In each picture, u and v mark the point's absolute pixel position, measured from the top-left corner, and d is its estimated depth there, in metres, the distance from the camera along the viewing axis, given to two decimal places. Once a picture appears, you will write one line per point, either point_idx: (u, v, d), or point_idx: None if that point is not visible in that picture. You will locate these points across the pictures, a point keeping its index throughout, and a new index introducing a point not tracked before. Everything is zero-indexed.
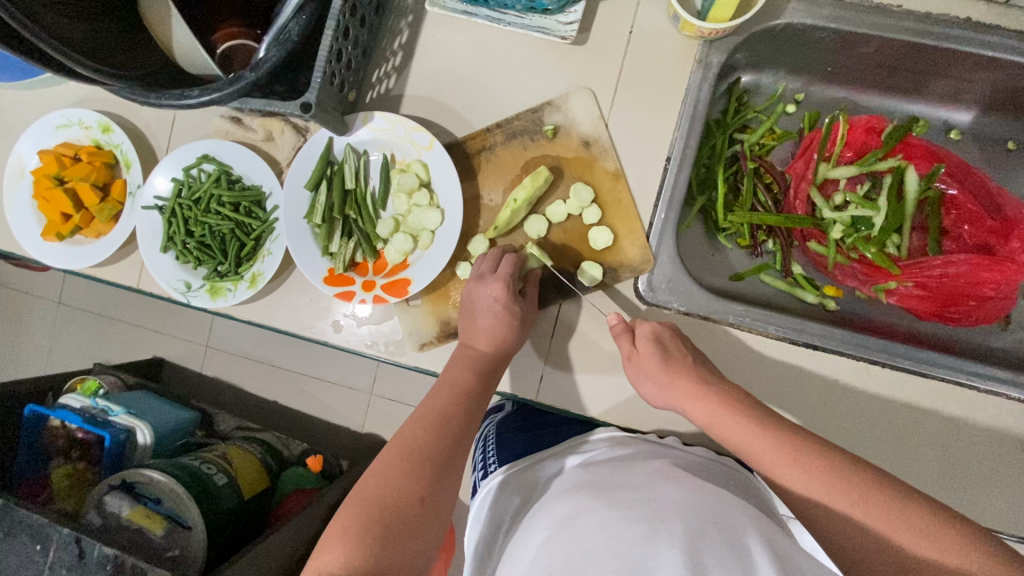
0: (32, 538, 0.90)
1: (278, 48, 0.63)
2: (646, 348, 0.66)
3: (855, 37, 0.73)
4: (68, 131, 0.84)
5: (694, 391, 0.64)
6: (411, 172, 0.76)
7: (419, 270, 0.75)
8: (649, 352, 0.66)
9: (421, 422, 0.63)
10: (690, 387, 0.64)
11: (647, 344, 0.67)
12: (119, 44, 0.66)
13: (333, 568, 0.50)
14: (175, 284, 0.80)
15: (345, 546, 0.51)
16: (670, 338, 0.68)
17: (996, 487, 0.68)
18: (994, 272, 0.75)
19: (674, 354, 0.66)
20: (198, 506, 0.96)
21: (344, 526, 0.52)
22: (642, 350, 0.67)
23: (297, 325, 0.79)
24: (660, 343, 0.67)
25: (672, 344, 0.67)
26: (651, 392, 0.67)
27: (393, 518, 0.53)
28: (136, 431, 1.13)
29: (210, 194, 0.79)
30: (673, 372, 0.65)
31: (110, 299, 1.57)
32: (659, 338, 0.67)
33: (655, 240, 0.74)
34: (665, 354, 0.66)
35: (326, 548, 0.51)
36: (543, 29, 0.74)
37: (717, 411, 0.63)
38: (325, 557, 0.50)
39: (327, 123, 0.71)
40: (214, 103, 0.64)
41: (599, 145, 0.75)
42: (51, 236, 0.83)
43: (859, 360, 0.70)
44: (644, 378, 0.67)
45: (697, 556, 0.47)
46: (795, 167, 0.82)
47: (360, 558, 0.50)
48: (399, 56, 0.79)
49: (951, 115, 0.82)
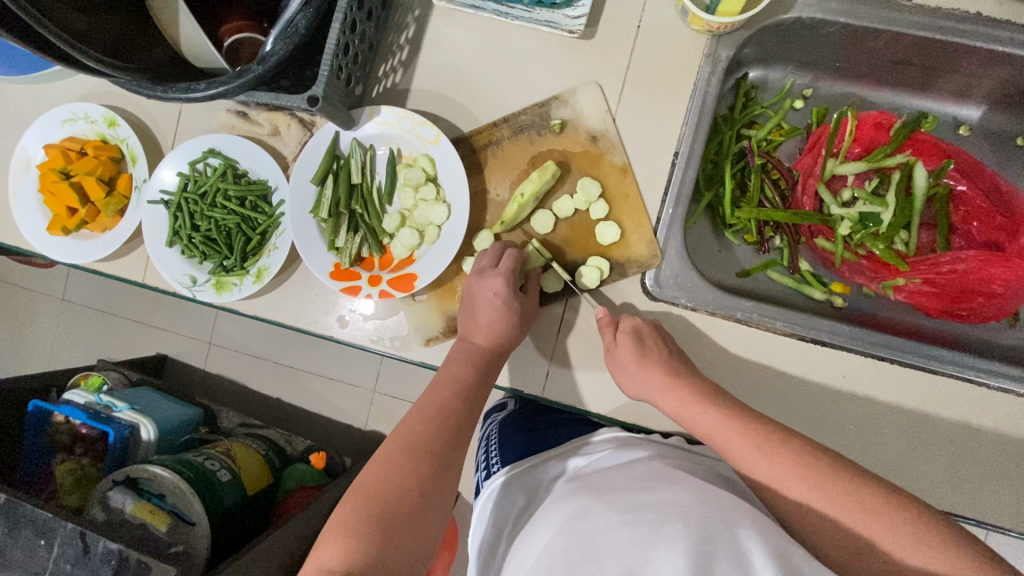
0: (36, 533, 0.90)
1: (285, 41, 0.63)
2: (625, 341, 0.66)
3: (865, 31, 0.72)
4: (74, 125, 0.84)
5: (671, 386, 0.64)
6: (417, 166, 0.75)
7: (425, 264, 0.75)
8: (626, 345, 0.66)
9: (419, 417, 0.62)
10: (665, 381, 0.64)
11: (625, 337, 0.67)
12: (126, 37, 0.65)
13: (333, 565, 0.49)
14: (180, 279, 0.79)
15: (344, 540, 0.51)
16: (650, 332, 0.67)
17: (1003, 486, 0.67)
18: (1004, 269, 0.74)
19: (651, 348, 0.66)
20: (203, 502, 0.97)
21: (344, 521, 0.52)
22: (620, 343, 0.67)
23: (302, 320, 0.79)
24: (639, 337, 0.67)
25: (651, 339, 0.67)
26: (628, 384, 0.67)
27: (391, 511, 0.53)
28: (140, 427, 1.14)
29: (216, 188, 0.79)
30: (649, 365, 0.64)
31: (114, 295, 1.57)
32: (639, 332, 0.67)
33: (662, 235, 0.74)
34: (641, 348, 0.65)
35: (328, 542, 0.51)
36: (550, 23, 0.73)
37: (688, 401, 0.63)
38: (325, 553, 0.50)
39: (334, 116, 0.70)
40: (220, 96, 0.64)
41: (606, 139, 0.74)
42: (57, 230, 0.83)
43: (867, 356, 0.70)
44: (621, 370, 0.67)
45: (701, 558, 0.46)
46: (803, 163, 0.82)
47: (357, 553, 0.50)
48: (406, 50, 0.79)
49: (960, 111, 0.81)
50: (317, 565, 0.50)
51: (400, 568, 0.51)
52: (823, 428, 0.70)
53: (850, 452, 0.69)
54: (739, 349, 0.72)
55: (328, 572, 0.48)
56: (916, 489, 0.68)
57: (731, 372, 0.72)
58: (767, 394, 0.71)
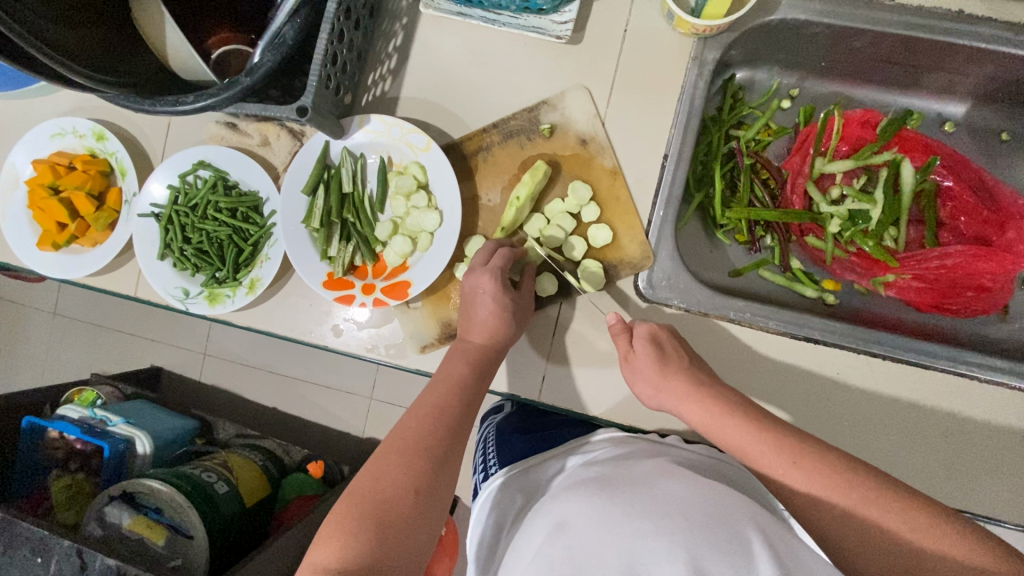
0: (32, 551, 0.90)
1: (272, 52, 0.62)
2: (644, 349, 0.66)
3: (849, 31, 0.73)
4: (62, 140, 0.84)
5: (692, 393, 0.64)
6: (409, 174, 0.76)
7: (418, 271, 0.75)
8: (646, 354, 0.66)
9: (417, 415, 0.61)
10: (685, 389, 0.64)
11: (644, 345, 0.66)
12: (112, 54, 0.66)
13: (329, 564, 0.49)
14: (173, 291, 0.79)
15: (338, 539, 0.50)
16: (667, 338, 0.68)
17: (997, 476, 0.68)
18: (991, 263, 0.75)
19: (671, 355, 0.66)
20: (199, 514, 0.96)
21: (341, 519, 0.52)
22: (639, 351, 0.66)
23: (297, 330, 0.79)
24: (657, 344, 0.67)
25: (669, 346, 0.67)
26: (647, 393, 0.67)
27: (386, 510, 0.53)
28: (135, 440, 1.12)
29: (207, 200, 0.79)
30: (670, 373, 0.64)
31: (105, 309, 1.55)
32: (657, 338, 0.67)
33: (654, 237, 0.74)
34: (661, 357, 0.65)
35: (322, 541, 0.51)
36: (538, 30, 0.74)
37: (712, 412, 0.63)
38: (320, 553, 0.50)
39: (324, 126, 0.70)
40: (209, 108, 0.64)
41: (596, 142, 0.75)
42: (47, 245, 0.83)
43: (860, 353, 0.71)
44: (640, 379, 0.67)
45: (699, 555, 0.46)
46: (792, 162, 0.83)
47: (352, 554, 0.49)
48: (394, 58, 0.79)
49: (945, 108, 0.82)
50: (314, 566, 0.50)
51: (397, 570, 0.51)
52: (820, 424, 0.70)
53: (844, 448, 0.70)
54: (734, 348, 0.72)
55: (323, 572, 0.49)
56: (913, 482, 0.69)
57: (726, 371, 0.72)
58: (761, 392, 0.71)
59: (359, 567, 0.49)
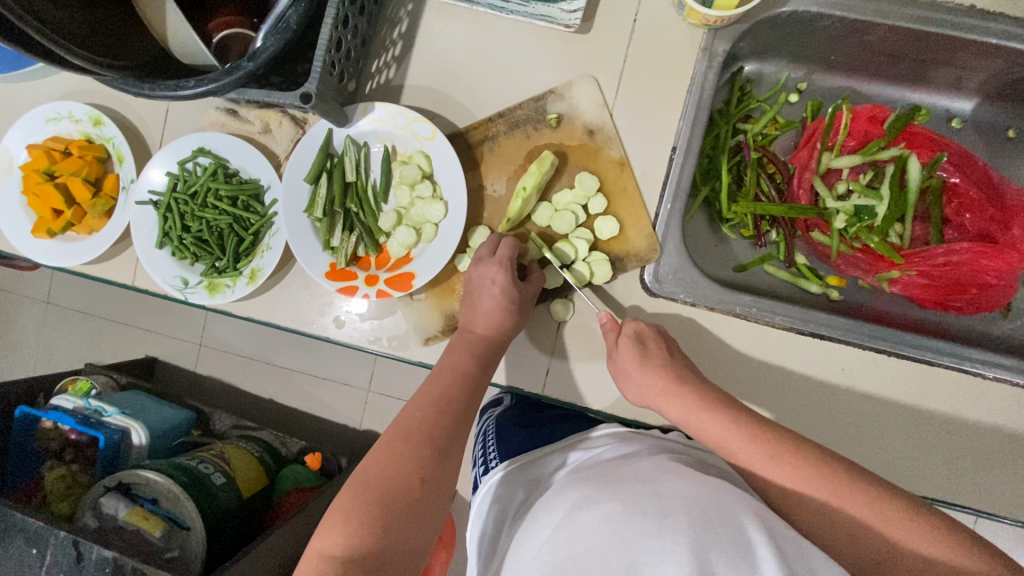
0: (27, 542, 0.89)
1: (276, 36, 0.60)
2: (626, 344, 0.66)
3: (860, 25, 0.72)
4: (57, 125, 0.82)
5: (672, 389, 0.63)
6: (413, 163, 0.74)
7: (422, 262, 0.73)
8: (627, 348, 0.66)
9: (422, 404, 0.60)
10: (665, 385, 0.63)
11: (627, 340, 0.67)
12: (110, 37, 0.64)
13: (335, 550, 0.49)
14: (172, 281, 0.78)
15: (345, 526, 0.50)
16: (653, 337, 0.67)
17: (996, 473, 0.68)
18: (995, 261, 0.75)
19: (653, 352, 0.65)
20: (196, 505, 0.95)
21: (346, 505, 0.52)
22: (621, 347, 0.67)
23: (297, 321, 0.78)
24: (641, 340, 0.67)
25: (652, 342, 0.67)
26: (631, 389, 0.67)
27: (392, 499, 0.52)
28: (130, 432, 1.11)
29: (207, 188, 0.77)
30: (648, 368, 0.64)
31: (100, 298, 1.54)
32: (641, 335, 0.67)
33: (661, 229, 0.74)
34: (642, 351, 0.65)
35: (328, 528, 0.50)
36: (546, 18, 0.72)
37: (691, 410, 0.62)
38: (326, 539, 0.50)
39: (327, 114, 0.69)
40: (211, 93, 0.62)
41: (603, 133, 0.74)
42: (42, 232, 0.81)
43: (865, 349, 0.70)
44: (624, 375, 0.67)
45: (706, 553, 0.45)
46: (798, 157, 0.82)
47: (358, 540, 0.49)
48: (399, 45, 0.78)
49: (953, 104, 0.82)
50: (319, 553, 0.49)
51: (402, 559, 0.50)
52: (824, 421, 0.70)
53: (845, 444, 0.70)
54: (738, 344, 0.72)
55: (329, 558, 0.48)
56: (915, 480, 0.69)
57: (730, 367, 0.72)
58: (764, 388, 0.71)
59: (365, 555, 0.48)
